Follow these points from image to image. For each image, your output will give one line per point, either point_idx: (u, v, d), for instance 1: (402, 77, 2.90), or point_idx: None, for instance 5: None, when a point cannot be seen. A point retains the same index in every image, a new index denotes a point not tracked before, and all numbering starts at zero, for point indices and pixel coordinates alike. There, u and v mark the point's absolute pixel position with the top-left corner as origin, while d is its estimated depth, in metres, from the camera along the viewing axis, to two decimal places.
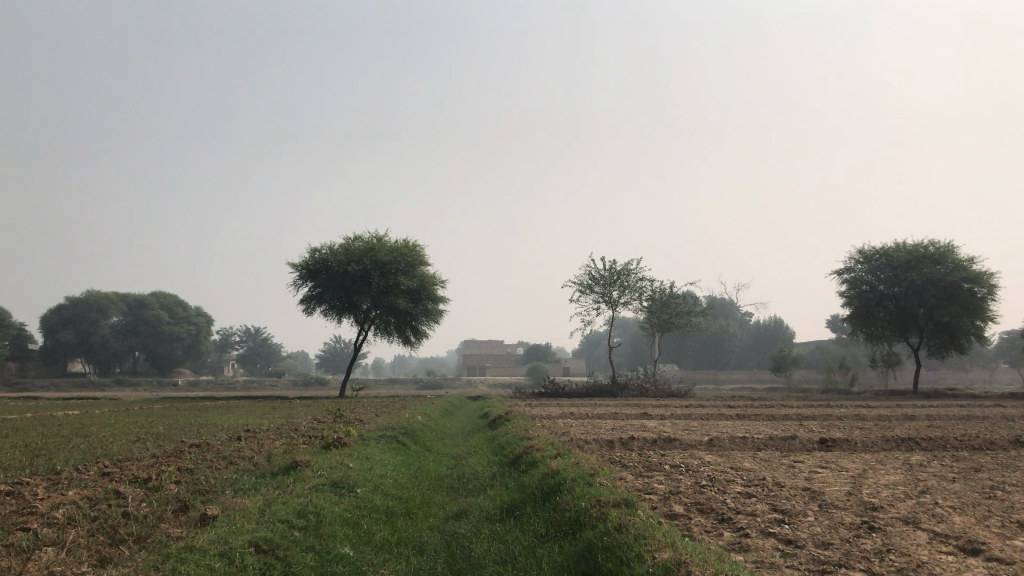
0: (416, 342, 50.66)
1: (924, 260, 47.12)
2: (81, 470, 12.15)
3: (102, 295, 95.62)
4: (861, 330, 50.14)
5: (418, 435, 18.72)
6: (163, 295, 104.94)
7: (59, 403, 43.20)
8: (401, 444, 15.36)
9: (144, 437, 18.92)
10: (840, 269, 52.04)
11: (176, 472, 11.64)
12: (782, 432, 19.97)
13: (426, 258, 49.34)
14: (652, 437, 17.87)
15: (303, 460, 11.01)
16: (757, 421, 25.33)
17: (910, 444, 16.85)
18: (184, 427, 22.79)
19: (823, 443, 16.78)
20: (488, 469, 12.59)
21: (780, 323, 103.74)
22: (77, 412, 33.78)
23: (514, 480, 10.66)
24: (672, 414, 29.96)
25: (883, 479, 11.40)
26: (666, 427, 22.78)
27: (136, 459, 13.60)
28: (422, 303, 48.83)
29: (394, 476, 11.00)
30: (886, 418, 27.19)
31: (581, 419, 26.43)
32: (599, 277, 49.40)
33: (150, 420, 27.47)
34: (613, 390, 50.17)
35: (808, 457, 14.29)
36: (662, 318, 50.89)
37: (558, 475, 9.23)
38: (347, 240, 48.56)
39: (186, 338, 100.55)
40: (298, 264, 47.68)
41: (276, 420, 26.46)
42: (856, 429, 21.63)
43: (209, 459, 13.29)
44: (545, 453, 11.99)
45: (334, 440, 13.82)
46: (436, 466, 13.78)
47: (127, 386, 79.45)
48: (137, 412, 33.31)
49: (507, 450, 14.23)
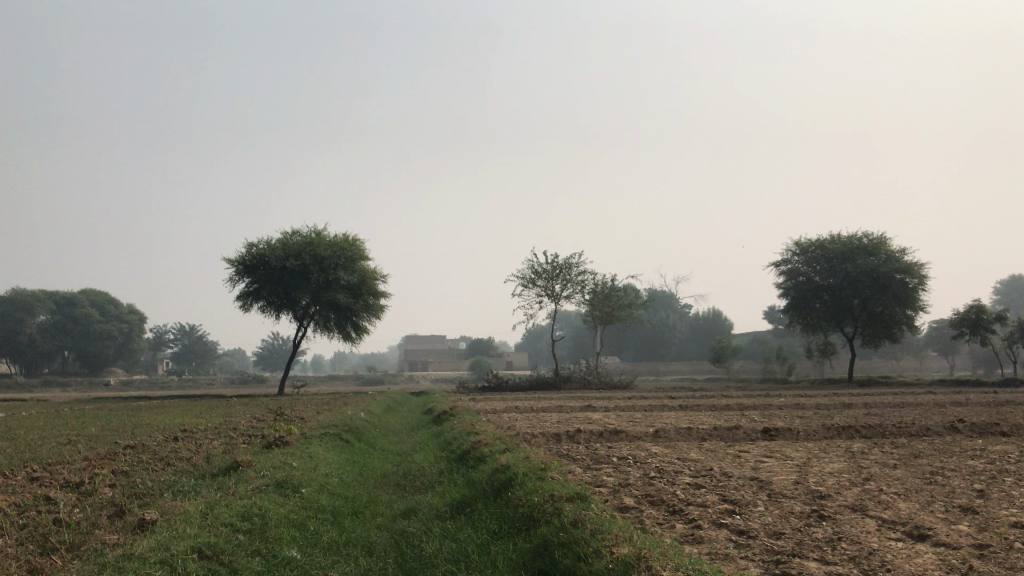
0: (357, 337, 50.08)
1: (857, 251, 48.26)
2: (9, 475, 11.64)
3: (29, 293, 92.60)
4: (797, 320, 51.10)
5: (362, 433, 18.45)
6: (94, 292, 102.07)
7: None
8: (345, 442, 15.07)
9: (75, 439, 18.29)
10: (777, 261, 52.97)
11: (111, 474, 11.22)
12: (725, 422, 20.16)
13: (366, 253, 48.78)
14: (598, 429, 17.86)
15: (244, 461, 10.68)
16: (700, 411, 25.56)
17: (850, 432, 17.12)
18: (117, 429, 22.13)
19: (766, 432, 16.98)
20: (435, 466, 12.40)
21: (718, 314, 105.35)
22: (3, 415, 32.68)
23: (462, 476, 10.49)
24: (616, 406, 30.10)
25: (826, 467, 11.53)
26: (611, 419, 22.87)
27: (68, 463, 13.11)
28: (363, 299, 48.26)
29: (339, 474, 10.77)
30: (824, 406, 27.72)
31: (525, 413, 26.40)
32: (541, 271, 49.44)
33: (82, 421, 26.65)
34: (557, 383, 50.31)
35: (753, 447, 14.42)
36: (604, 311, 51.13)
37: (508, 470, 9.11)
38: (285, 235, 47.71)
39: (118, 337, 97.95)
40: (234, 260, 46.72)
41: (214, 419, 25.90)
42: (797, 419, 21.96)
43: (145, 460, 12.85)
44: (493, 448, 11.84)
45: (276, 439, 13.50)
46: (381, 463, 13.54)
47: (56, 387, 77.10)
48: (68, 413, 32.34)
49: (453, 445, 14.05)
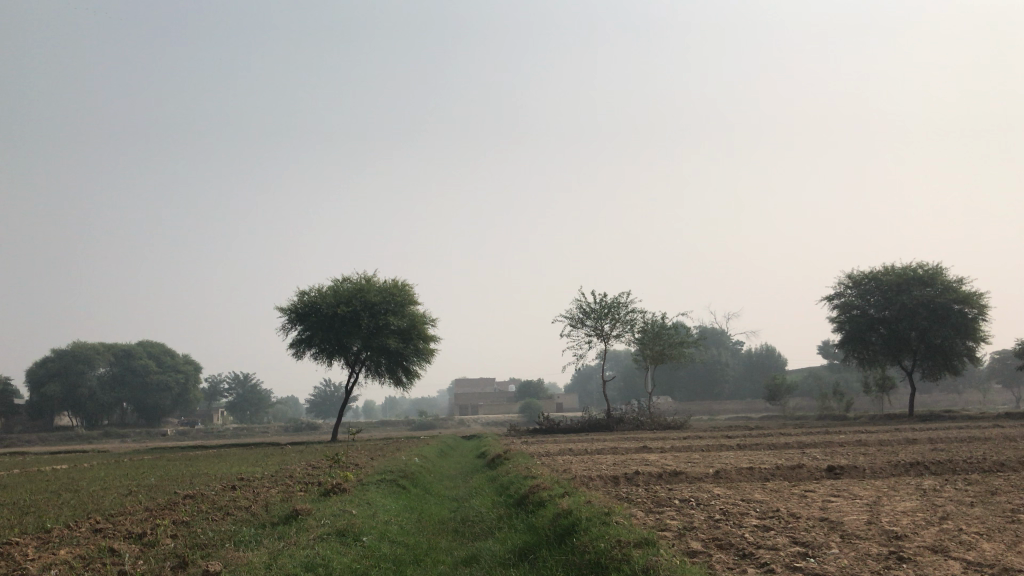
0: (408, 382, 50.16)
1: (913, 282, 47.22)
2: (73, 527, 11.76)
3: (89, 346, 94.81)
4: (854, 355, 49.96)
5: (418, 478, 18.35)
6: (151, 344, 104.08)
7: (46, 458, 42.53)
8: (402, 488, 15.01)
9: (136, 490, 18.46)
10: (829, 295, 52.03)
11: (172, 525, 11.28)
12: (786, 461, 19.68)
13: (415, 297, 49.04)
14: (656, 471, 17.56)
15: (303, 508, 10.66)
16: (759, 450, 25.02)
17: (919, 469, 16.54)
18: (176, 479, 22.30)
19: (831, 471, 16.52)
20: (493, 511, 12.22)
21: (772, 351, 103.72)
22: (65, 466, 33.29)
23: (523, 522, 10.32)
24: (672, 447, 29.58)
25: (900, 506, 11.13)
26: (668, 460, 22.49)
27: (129, 514, 13.19)
28: (413, 343, 48.40)
29: (398, 521, 10.67)
30: (888, 442, 26.96)
31: (580, 455, 26.08)
32: (590, 310, 49.19)
33: (141, 472, 26.98)
34: (609, 425, 49.73)
35: (819, 486, 13.98)
36: (655, 349, 50.59)
37: (571, 515, 8.93)
38: (336, 282, 48.28)
39: (174, 388, 99.53)
40: (287, 308, 47.36)
41: (271, 467, 26.06)
42: (860, 456, 21.38)
43: (204, 510, 12.91)
44: (551, 492, 11.66)
45: (333, 486, 13.45)
46: (438, 509, 13.42)
47: (115, 438, 78.57)
48: (129, 464, 32.85)
49: (510, 490, 13.89)
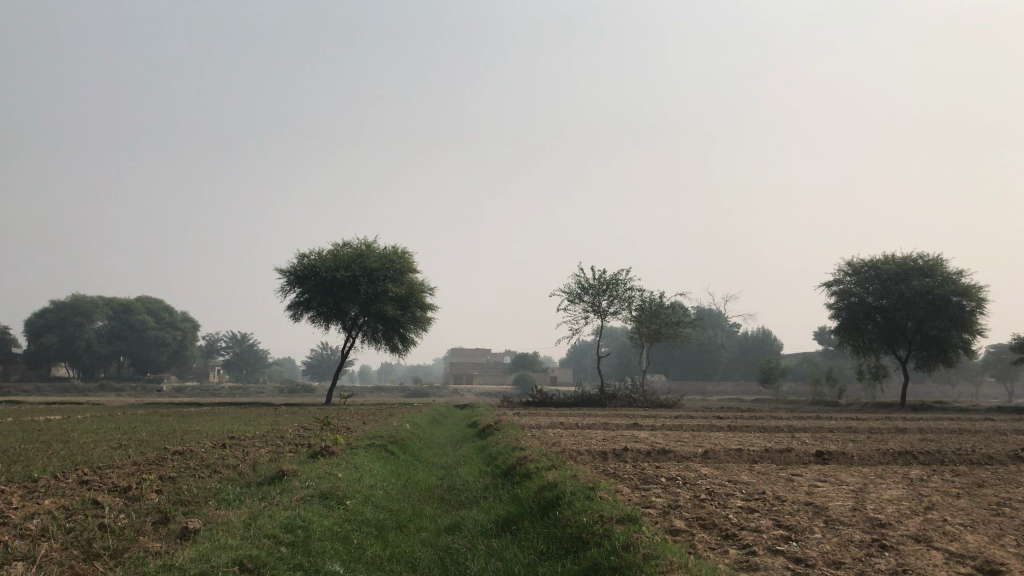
0: (404, 349, 50.22)
1: (913, 272, 47.11)
2: (59, 478, 11.76)
3: (87, 299, 94.77)
4: (848, 342, 50.01)
5: (407, 444, 18.38)
6: (149, 300, 104.06)
7: (41, 407, 42.74)
8: (390, 453, 15.03)
9: (127, 444, 18.47)
10: (828, 281, 51.96)
11: (159, 480, 11.27)
12: (776, 444, 19.66)
13: (414, 265, 48.92)
14: (645, 448, 17.59)
15: (289, 470, 10.65)
16: (749, 432, 25.04)
17: (907, 457, 16.56)
18: (167, 434, 22.34)
19: (819, 455, 16.56)
20: (480, 481, 12.22)
21: (768, 334, 103.92)
22: (59, 417, 33.45)
23: (508, 493, 10.31)
24: (664, 425, 29.63)
25: (886, 494, 11.13)
26: (658, 438, 22.52)
27: (116, 467, 13.16)
28: (411, 311, 48.37)
29: (384, 486, 10.68)
30: (878, 431, 27.02)
31: (571, 430, 26.17)
32: (588, 286, 49.14)
33: (133, 426, 27.02)
34: (602, 400, 49.88)
35: (806, 471, 13.97)
36: (651, 328, 50.63)
37: (556, 488, 8.91)
38: (336, 247, 48.20)
39: (171, 344, 99.59)
40: (286, 270, 47.34)
41: (262, 427, 26.09)
42: (849, 442, 21.46)
43: (192, 467, 12.90)
44: (539, 465, 11.64)
45: (321, 449, 13.44)
46: (425, 476, 13.43)
47: (110, 391, 78.81)
48: (122, 418, 32.95)
49: (499, 459, 13.90)
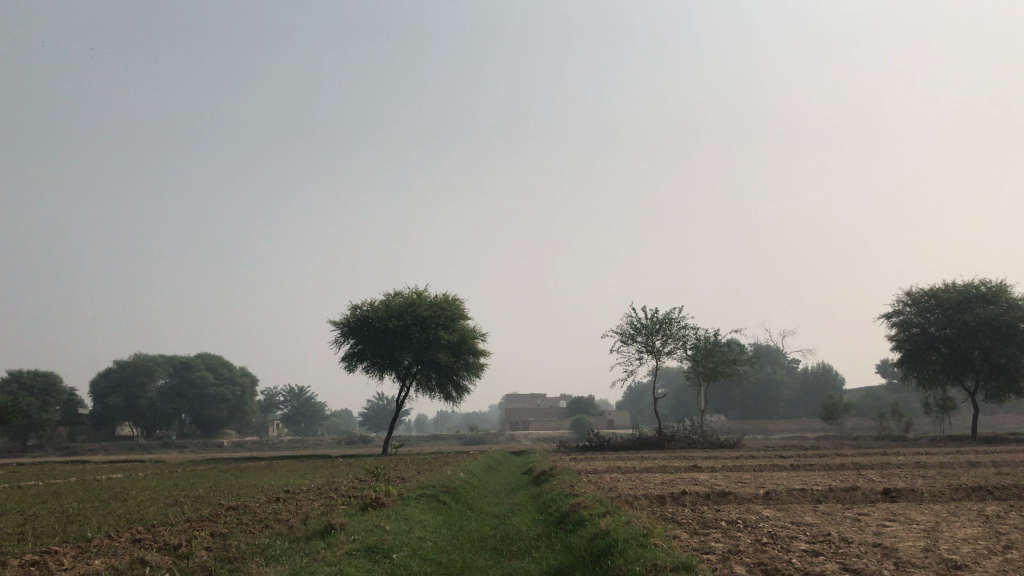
0: (458, 397, 50.09)
1: (976, 299, 45.73)
2: (113, 537, 11.80)
3: (148, 358, 96.73)
4: (912, 374, 48.57)
5: (460, 494, 18.09)
6: (209, 357, 105.86)
7: (104, 467, 43.42)
8: (442, 503, 14.79)
9: (182, 500, 18.52)
10: (888, 312, 50.62)
11: (209, 537, 11.22)
12: (841, 482, 18.89)
13: (466, 312, 48.90)
14: (705, 491, 17.05)
15: (339, 522, 10.50)
16: (813, 471, 24.24)
17: (980, 493, 15.78)
18: (222, 490, 22.35)
19: (887, 493, 15.88)
20: (533, 529, 11.93)
21: (828, 369, 101.51)
22: (120, 476, 33.94)
23: (562, 541, 10.02)
24: (723, 466, 28.84)
25: (960, 533, 10.54)
26: (718, 480, 21.89)
27: (169, 525, 13.15)
28: (463, 358, 48.30)
29: (433, 537, 10.46)
30: (949, 464, 26.02)
31: (629, 473, 25.58)
32: (641, 326, 48.62)
33: (191, 481, 27.19)
34: (660, 443, 48.96)
35: (873, 510, 13.37)
36: (707, 367, 49.76)
37: (610, 536, 8.60)
38: (388, 296, 48.54)
39: (231, 400, 100.81)
40: (340, 322, 47.83)
41: (317, 480, 26.00)
42: (918, 478, 20.63)
43: (244, 522, 12.84)
44: (592, 511, 11.34)
45: (372, 501, 13.27)
46: (477, 526, 13.16)
47: (173, 448, 79.89)
48: (181, 474, 33.28)
49: (553, 507, 13.57)
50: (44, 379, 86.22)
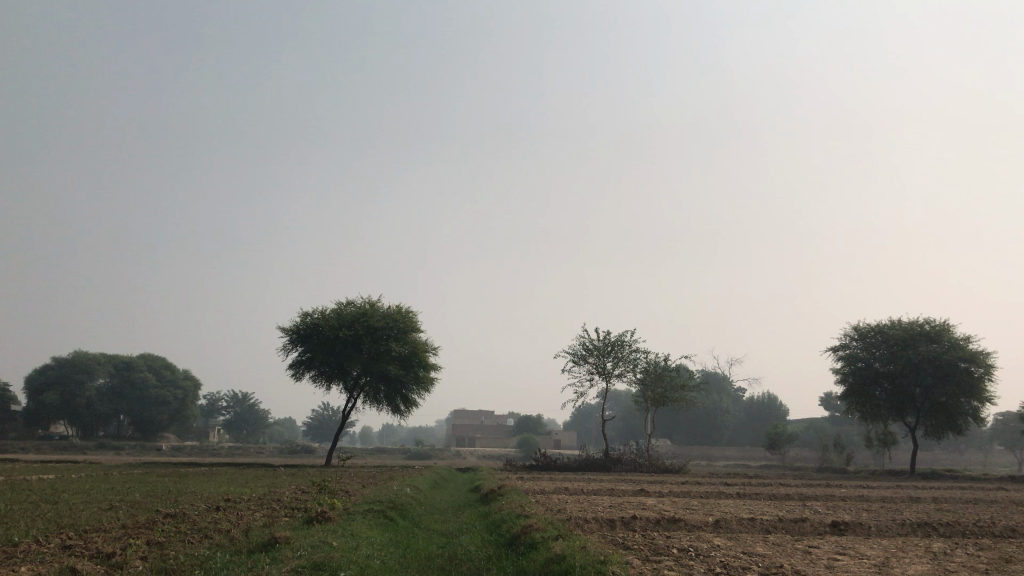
0: (405, 411, 49.57)
1: (919, 338, 46.59)
2: (42, 542, 11.26)
3: (89, 357, 94.35)
4: (856, 408, 49.25)
5: (407, 510, 17.73)
6: (152, 358, 103.49)
7: (36, 467, 42.07)
8: (389, 519, 14.48)
9: (118, 506, 17.87)
10: (835, 345, 51.31)
11: (144, 546, 10.71)
12: (790, 514, 18.89)
13: (418, 324, 48.40)
14: (655, 516, 16.95)
15: (284, 536, 10.14)
16: (760, 501, 24.30)
17: (926, 529, 15.93)
18: (161, 496, 21.69)
19: (835, 526, 15.94)
20: (483, 550, 11.71)
21: (773, 399, 102.86)
22: (52, 477, 32.86)
23: (513, 564, 9.81)
24: (669, 491, 28.82)
25: (911, 569, 10.53)
26: (665, 506, 21.80)
27: (103, 531, 12.66)
28: (413, 371, 47.83)
29: (380, 555, 10.15)
30: (891, 499, 26.32)
31: (576, 495, 25.34)
32: (592, 347, 48.67)
33: (126, 486, 26.36)
34: (606, 465, 48.91)
35: (823, 543, 13.35)
36: (656, 391, 49.93)
37: (566, 560, 8.39)
38: (339, 305, 47.87)
39: (172, 403, 98.53)
40: (289, 329, 47.06)
41: (259, 490, 25.37)
42: (863, 512, 20.80)
43: (183, 532, 12.34)
44: (545, 534, 11.15)
45: (317, 514, 12.89)
46: (425, 544, 12.91)
47: (109, 450, 77.80)
48: (117, 477, 32.30)
49: (502, 527, 13.36)
50: None
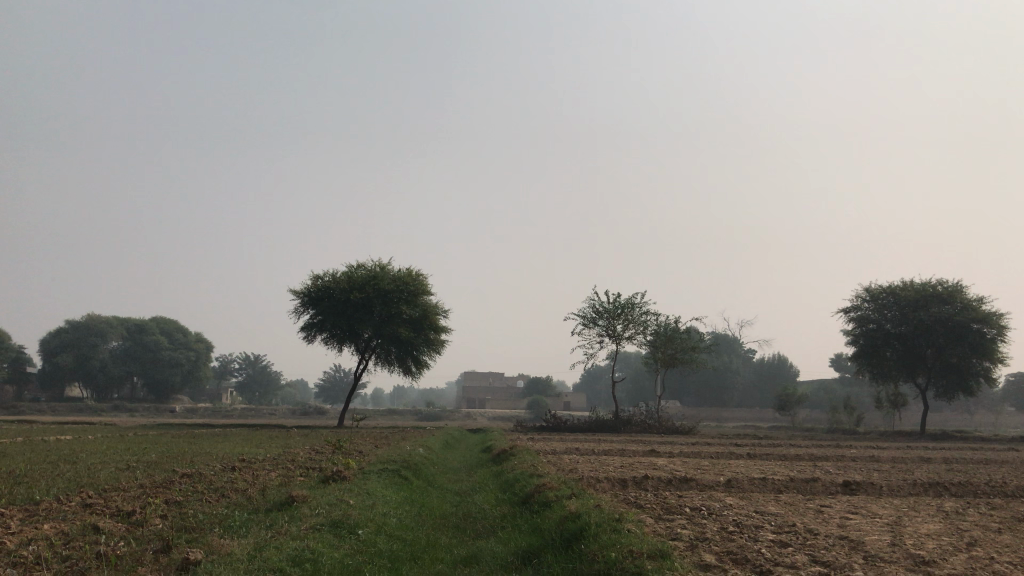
0: (416, 372, 49.83)
1: (932, 299, 46.35)
2: (63, 501, 11.40)
3: (102, 320, 95.04)
4: (866, 369, 49.21)
5: (420, 469, 17.87)
6: (164, 321, 104.07)
7: (53, 428, 42.51)
8: (403, 479, 14.59)
9: (134, 466, 18.07)
10: (846, 307, 51.15)
11: (163, 505, 10.82)
12: (801, 473, 18.92)
13: (429, 287, 48.44)
14: (667, 476, 17.05)
15: (301, 495, 10.24)
16: (770, 460, 24.44)
17: (938, 489, 15.98)
18: (176, 456, 21.93)
19: (846, 485, 15.99)
20: (497, 509, 11.79)
21: (783, 360, 102.98)
22: (68, 437, 33.20)
23: (527, 522, 9.88)
24: (679, 452, 29.01)
25: (924, 528, 10.57)
26: (676, 466, 21.88)
27: (122, 490, 12.83)
28: (424, 333, 47.98)
29: (397, 514, 10.24)
30: (901, 460, 26.41)
31: (587, 455, 25.51)
32: (602, 309, 48.72)
33: (142, 447, 26.66)
34: (616, 426, 49.17)
35: (836, 502, 13.39)
36: (666, 353, 50.03)
37: (581, 519, 8.45)
38: (350, 268, 47.95)
39: (185, 365, 99.24)
40: (300, 292, 47.23)
41: (273, 451, 25.65)
42: (874, 472, 20.83)
43: (201, 491, 12.49)
44: (559, 493, 11.21)
45: (333, 474, 13.02)
46: (440, 503, 13.04)
47: (123, 412, 78.61)
48: (132, 439, 32.67)
49: (515, 487, 13.47)
50: None
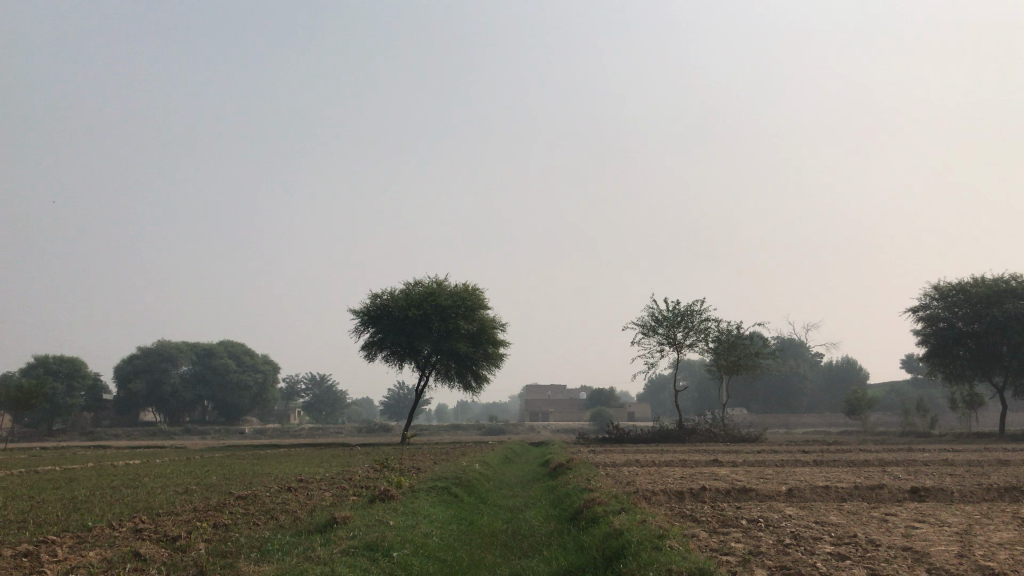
0: (477, 387, 49.75)
1: (1005, 294, 44.62)
2: (114, 526, 11.46)
3: (172, 345, 97.26)
4: (939, 370, 47.61)
5: (474, 486, 17.67)
6: (230, 344, 105.87)
7: (124, 452, 43.34)
8: (454, 496, 14.38)
9: (192, 489, 18.21)
10: (916, 306, 49.55)
11: (211, 529, 10.79)
12: (867, 481, 18.21)
13: (486, 301, 48.33)
14: (726, 487, 16.56)
15: (342, 517, 10.10)
16: (836, 467, 23.67)
17: (1013, 494, 15.17)
18: (236, 478, 22.11)
19: (914, 492, 15.31)
20: (545, 525, 11.55)
21: (852, 363, 100.69)
22: (137, 462, 33.78)
23: (573, 540, 9.58)
24: (744, 461, 28.22)
25: (995, 537, 9.98)
26: (738, 476, 21.28)
27: (175, 514, 12.86)
28: (483, 348, 47.89)
29: (439, 533, 10.07)
30: (977, 463, 25.32)
31: (647, 467, 25.02)
32: (662, 318, 48.03)
33: (205, 469, 26.90)
34: (680, 436, 48.30)
35: (902, 510, 12.80)
36: (729, 360, 49.04)
37: (622, 536, 8.17)
38: (407, 285, 48.22)
39: (253, 386, 100.73)
40: (360, 311, 47.65)
41: (331, 470, 25.66)
42: (947, 477, 19.99)
43: (250, 514, 12.48)
44: (607, 508, 10.87)
45: (380, 492, 12.92)
46: (489, 521, 12.79)
47: (194, 435, 80.04)
48: (196, 461, 33.01)
49: (567, 502, 13.17)
50: (69, 365, 87.55)
